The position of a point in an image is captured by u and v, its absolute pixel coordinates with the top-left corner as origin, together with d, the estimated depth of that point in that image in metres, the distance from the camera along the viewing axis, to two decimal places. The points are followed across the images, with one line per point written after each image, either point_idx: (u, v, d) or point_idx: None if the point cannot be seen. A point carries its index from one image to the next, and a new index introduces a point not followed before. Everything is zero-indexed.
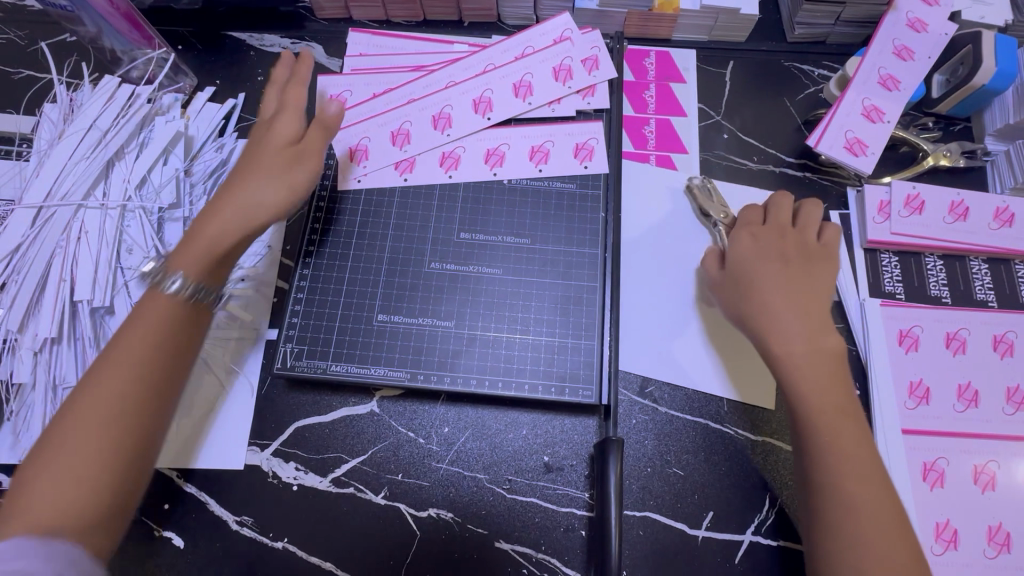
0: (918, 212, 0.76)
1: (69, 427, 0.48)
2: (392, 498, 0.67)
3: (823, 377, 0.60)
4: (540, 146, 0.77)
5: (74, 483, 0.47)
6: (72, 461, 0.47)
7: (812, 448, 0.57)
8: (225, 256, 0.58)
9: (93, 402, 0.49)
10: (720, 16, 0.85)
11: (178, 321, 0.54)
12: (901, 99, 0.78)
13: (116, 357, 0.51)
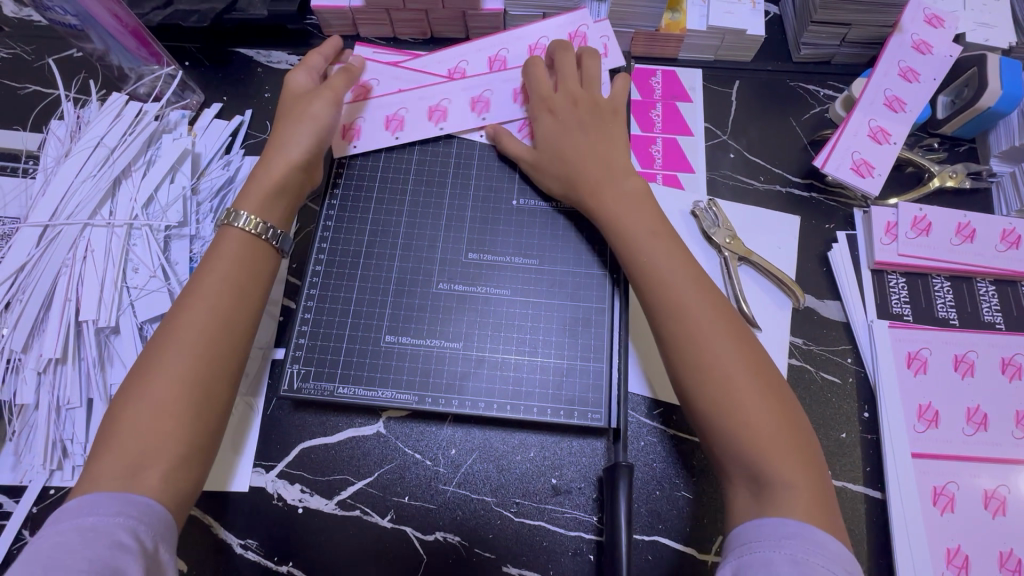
0: (925, 234, 0.76)
1: (144, 400, 0.53)
2: (399, 521, 0.67)
3: (706, 325, 0.57)
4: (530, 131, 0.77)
5: (155, 445, 0.51)
6: (150, 427, 0.52)
7: (712, 388, 0.55)
8: (280, 191, 0.66)
9: (162, 377, 0.53)
10: (725, 38, 0.85)
11: (202, 328, 0.57)
12: (907, 120, 0.78)
13: (176, 342, 0.55)
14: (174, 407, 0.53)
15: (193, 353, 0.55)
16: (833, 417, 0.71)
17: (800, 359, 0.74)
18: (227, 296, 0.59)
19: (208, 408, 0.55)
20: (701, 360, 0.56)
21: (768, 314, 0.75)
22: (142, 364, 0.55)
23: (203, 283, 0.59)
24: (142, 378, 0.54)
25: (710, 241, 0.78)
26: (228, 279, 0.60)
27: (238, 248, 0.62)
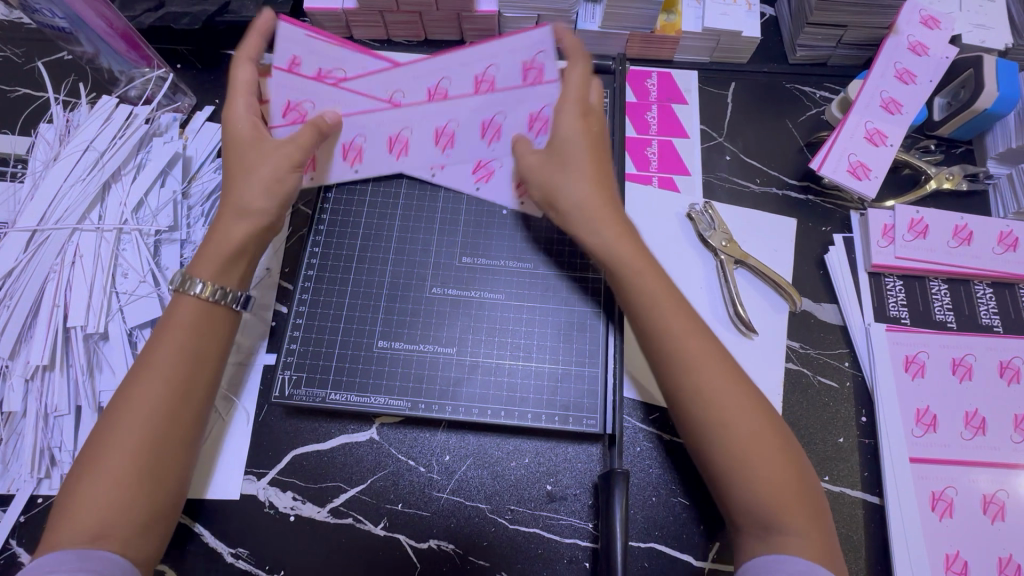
0: (922, 236, 0.75)
1: (96, 473, 0.52)
2: (392, 529, 0.66)
3: (705, 374, 0.54)
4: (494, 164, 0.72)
5: (107, 519, 0.51)
6: (102, 500, 0.51)
7: (721, 442, 0.53)
8: (233, 260, 0.62)
9: (120, 439, 0.53)
10: (722, 39, 0.85)
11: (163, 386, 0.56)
12: (903, 123, 0.78)
13: (130, 411, 0.54)
14: (128, 479, 0.52)
15: (147, 425, 0.54)
16: (830, 421, 0.71)
17: (797, 363, 0.73)
18: (183, 363, 0.57)
19: (164, 476, 0.54)
20: (702, 408, 0.54)
21: (765, 318, 0.75)
22: (96, 432, 0.54)
23: (159, 345, 0.57)
24: (96, 449, 0.53)
25: (706, 244, 0.77)
26: (185, 343, 0.58)
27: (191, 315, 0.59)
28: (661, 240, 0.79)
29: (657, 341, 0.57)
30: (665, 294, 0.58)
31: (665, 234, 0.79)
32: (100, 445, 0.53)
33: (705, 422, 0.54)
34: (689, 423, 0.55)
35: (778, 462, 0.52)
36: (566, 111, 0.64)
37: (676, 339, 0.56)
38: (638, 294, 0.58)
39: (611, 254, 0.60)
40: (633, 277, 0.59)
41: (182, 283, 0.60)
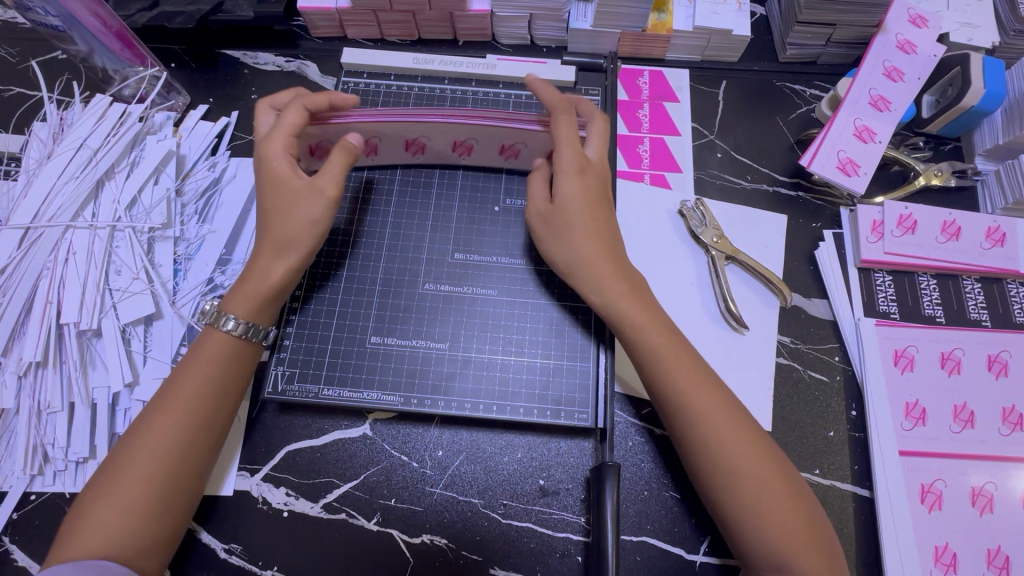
0: (911, 232, 0.76)
1: (112, 497, 0.53)
2: (385, 524, 0.66)
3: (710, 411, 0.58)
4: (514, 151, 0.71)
5: (117, 541, 0.52)
6: (114, 520, 0.53)
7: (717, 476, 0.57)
8: (275, 297, 0.63)
9: (139, 460, 0.55)
10: (712, 38, 0.85)
11: (184, 415, 0.57)
12: (891, 120, 0.79)
13: (152, 439, 0.56)
14: (141, 505, 0.54)
15: (166, 455, 0.56)
16: (821, 415, 0.71)
17: (788, 358, 0.74)
18: (207, 398, 0.58)
19: (173, 503, 0.56)
20: (716, 458, 0.57)
21: (756, 313, 0.75)
22: (117, 452, 0.56)
23: (184, 376, 0.59)
24: (114, 473, 0.55)
25: (697, 241, 0.78)
26: (212, 377, 0.59)
27: (222, 350, 0.60)
28: (653, 237, 0.79)
29: (668, 393, 0.60)
30: (673, 348, 0.61)
31: (657, 230, 0.80)
32: (119, 467, 0.55)
33: (716, 470, 0.57)
34: (701, 471, 0.58)
35: (789, 508, 0.55)
36: (563, 171, 0.64)
37: (690, 394, 0.59)
38: (651, 348, 0.61)
39: (617, 311, 0.62)
40: (644, 331, 0.61)
41: (215, 318, 0.61)
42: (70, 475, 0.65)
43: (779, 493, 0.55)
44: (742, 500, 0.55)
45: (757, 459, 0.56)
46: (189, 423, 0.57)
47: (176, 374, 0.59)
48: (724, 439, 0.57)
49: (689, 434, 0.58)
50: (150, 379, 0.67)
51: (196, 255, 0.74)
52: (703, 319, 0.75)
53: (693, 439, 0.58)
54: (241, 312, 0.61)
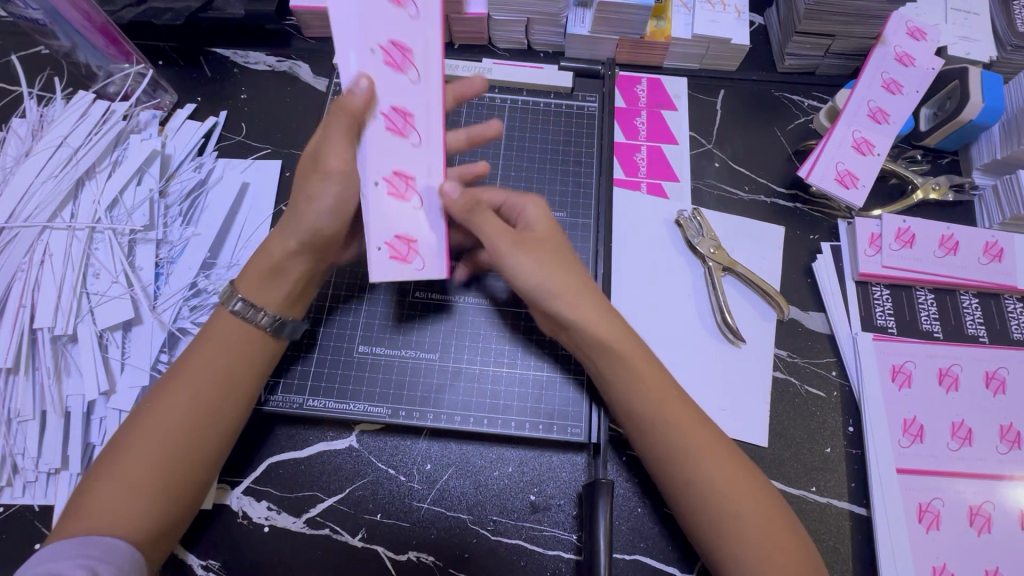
0: (909, 246, 0.75)
1: (114, 474, 0.51)
2: (370, 540, 0.64)
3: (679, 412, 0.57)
4: (406, 237, 0.55)
5: (122, 518, 0.50)
6: (119, 497, 0.51)
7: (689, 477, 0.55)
8: (277, 273, 0.58)
9: (144, 438, 0.53)
10: (711, 46, 0.85)
11: (189, 394, 0.55)
12: (891, 132, 0.78)
13: (159, 417, 0.54)
14: (150, 484, 0.52)
15: (174, 434, 0.53)
16: (818, 432, 0.70)
17: (785, 372, 0.72)
18: (217, 380, 0.56)
19: (181, 486, 0.54)
20: (677, 465, 0.56)
21: (753, 326, 0.74)
22: (125, 432, 0.54)
23: (198, 357, 0.57)
24: (121, 451, 0.52)
25: (694, 251, 0.77)
26: (228, 359, 0.57)
27: (235, 333, 0.58)
28: (649, 248, 0.78)
29: (636, 394, 0.58)
30: (639, 352, 0.59)
31: (653, 240, 0.78)
32: (123, 444, 0.53)
33: (684, 479, 0.56)
34: (668, 478, 0.57)
35: (757, 511, 0.54)
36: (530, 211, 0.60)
37: (652, 400, 0.57)
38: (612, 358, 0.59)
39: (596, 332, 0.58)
40: (619, 349, 0.58)
41: (223, 297, 0.59)
42: (42, 486, 0.63)
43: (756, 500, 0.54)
44: (708, 509, 0.55)
45: (726, 468, 0.55)
46: (195, 404, 0.55)
47: (186, 356, 0.57)
48: (689, 445, 0.56)
49: (656, 446, 0.57)
50: (128, 388, 0.65)
51: (180, 257, 0.71)
52: (698, 331, 0.74)
53: (656, 449, 0.57)
54: (248, 294, 0.59)
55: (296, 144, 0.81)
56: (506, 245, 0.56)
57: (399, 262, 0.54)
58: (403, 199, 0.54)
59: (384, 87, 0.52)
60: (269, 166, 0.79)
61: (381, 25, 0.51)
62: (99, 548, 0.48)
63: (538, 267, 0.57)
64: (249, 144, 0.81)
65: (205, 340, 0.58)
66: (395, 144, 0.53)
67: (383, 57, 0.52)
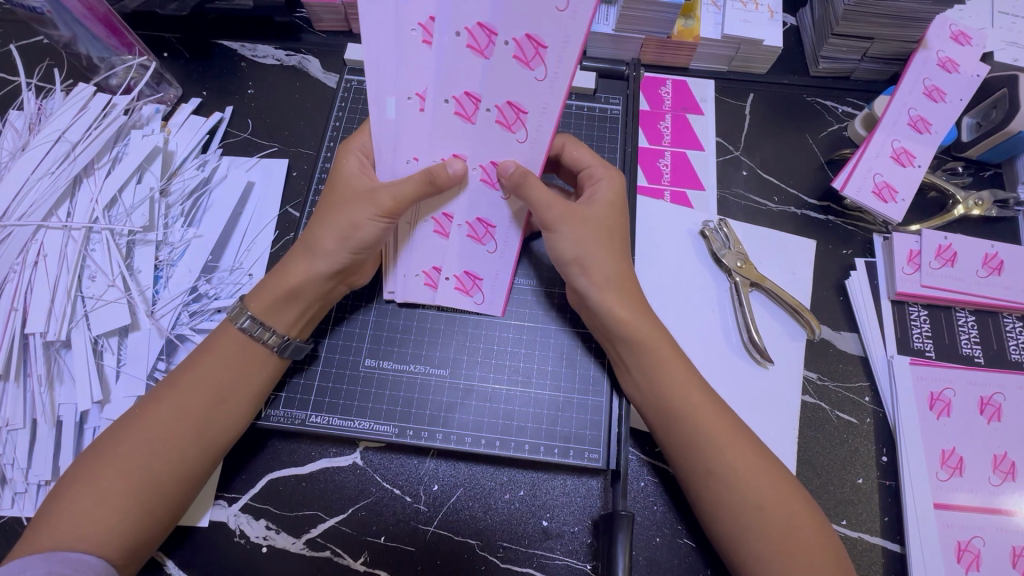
0: (950, 264, 0.71)
1: (89, 485, 0.48)
2: (374, 564, 0.60)
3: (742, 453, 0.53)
4: (464, 273, 0.63)
5: (91, 533, 0.47)
6: (92, 508, 0.48)
7: (740, 521, 0.51)
8: (290, 295, 0.57)
9: (124, 449, 0.50)
10: (741, 47, 0.80)
11: (176, 406, 0.52)
12: (932, 143, 0.74)
13: (143, 428, 0.51)
14: (126, 499, 0.49)
15: (158, 448, 0.50)
16: (848, 460, 0.66)
17: (814, 396, 0.68)
18: (208, 394, 0.53)
19: (159, 505, 0.50)
20: (719, 486, 0.52)
21: (781, 346, 0.70)
22: (108, 440, 0.51)
23: (194, 369, 0.54)
24: (96, 460, 0.50)
25: (720, 264, 0.73)
26: (223, 373, 0.54)
27: (243, 353, 0.56)
28: (672, 260, 0.74)
29: (688, 429, 0.54)
30: (676, 363, 0.57)
31: (676, 252, 0.74)
32: (102, 455, 0.50)
33: (734, 502, 0.52)
34: (706, 499, 0.53)
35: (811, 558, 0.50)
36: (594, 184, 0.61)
37: (694, 415, 0.55)
38: (654, 367, 0.57)
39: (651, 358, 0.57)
40: (669, 380, 0.56)
41: (233, 313, 0.57)
42: (30, 499, 0.60)
43: (805, 524, 0.51)
44: (762, 534, 0.51)
45: (776, 489, 0.52)
46: (182, 417, 0.52)
47: (179, 367, 0.55)
48: (732, 464, 0.53)
49: (696, 466, 0.54)
50: (123, 398, 0.61)
51: (181, 260, 0.68)
52: (723, 349, 0.70)
53: (696, 468, 0.54)
54: (256, 311, 0.56)
55: (304, 142, 0.77)
56: (551, 217, 0.57)
57: (463, 295, 0.63)
58: (478, 243, 0.61)
59: (498, 143, 0.55)
60: (275, 165, 0.75)
61: (499, 85, 0.51)
62: (69, 564, 0.45)
63: (576, 238, 0.58)
64: (255, 141, 0.77)
65: (201, 351, 0.56)
66: (486, 193, 0.58)
67: (496, 116, 0.53)
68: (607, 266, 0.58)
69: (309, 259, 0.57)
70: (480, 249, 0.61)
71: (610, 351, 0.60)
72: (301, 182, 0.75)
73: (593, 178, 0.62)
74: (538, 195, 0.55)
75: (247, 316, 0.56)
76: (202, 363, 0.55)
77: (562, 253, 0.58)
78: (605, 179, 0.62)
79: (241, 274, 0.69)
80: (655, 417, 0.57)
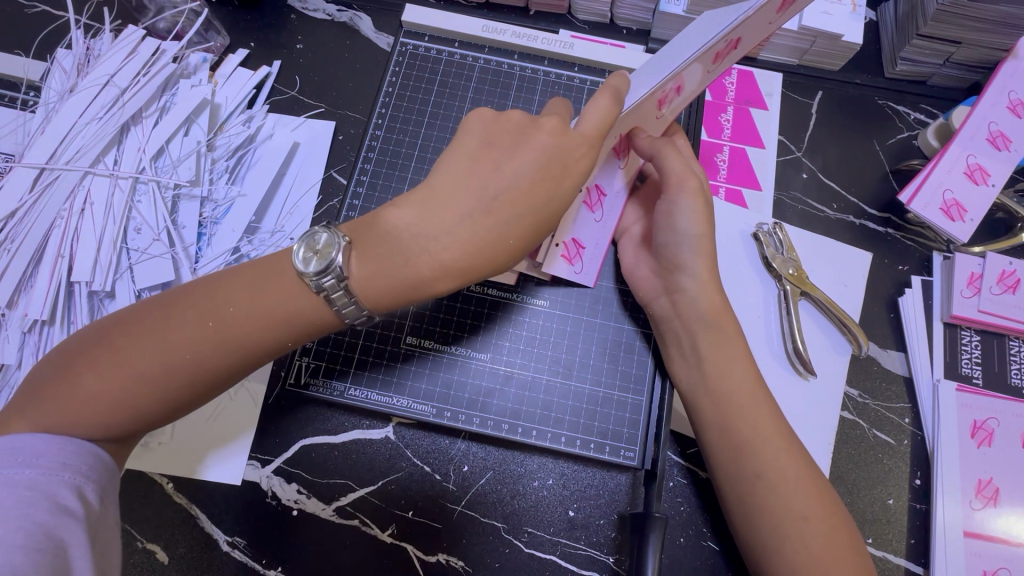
0: (1011, 291, 0.68)
1: (100, 373, 0.43)
2: (400, 537, 0.62)
3: (784, 471, 0.53)
4: (570, 241, 0.61)
5: (92, 425, 0.43)
6: (99, 401, 0.43)
7: (774, 533, 0.51)
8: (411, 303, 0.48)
9: (142, 349, 0.43)
10: (817, 40, 0.75)
11: (201, 329, 0.44)
12: (1011, 161, 0.70)
13: (168, 334, 0.43)
14: (136, 402, 0.43)
15: (174, 364, 0.43)
16: (880, 480, 0.66)
17: (853, 413, 0.67)
18: (238, 322, 0.44)
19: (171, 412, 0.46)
20: (760, 500, 0.52)
21: (825, 359, 0.68)
22: (133, 332, 0.44)
23: (243, 285, 0.45)
24: (115, 347, 0.43)
25: (769, 268, 0.71)
26: (272, 310, 0.44)
27: (313, 313, 0.45)
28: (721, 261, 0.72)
29: (730, 437, 0.54)
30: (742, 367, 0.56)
31: (726, 252, 0.72)
32: (123, 344, 0.43)
33: (764, 518, 0.52)
34: (742, 513, 0.53)
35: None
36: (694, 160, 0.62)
37: (741, 428, 0.54)
38: (715, 373, 0.56)
39: (722, 359, 0.56)
40: (732, 383, 0.55)
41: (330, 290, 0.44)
42: None
43: (841, 543, 0.51)
44: (796, 557, 0.50)
45: (815, 515, 0.51)
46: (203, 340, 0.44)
47: (229, 278, 0.46)
48: (776, 481, 0.52)
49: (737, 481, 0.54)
50: None
51: (224, 217, 0.67)
52: (764, 357, 0.68)
53: (739, 480, 0.54)
54: (367, 301, 0.45)
55: (351, 105, 0.75)
56: (673, 183, 0.56)
57: (565, 263, 0.61)
58: (589, 210, 0.61)
59: (646, 115, 0.54)
60: (322, 127, 0.73)
61: (689, 76, 0.50)
62: (82, 460, 0.42)
63: (696, 213, 0.56)
64: (303, 100, 0.75)
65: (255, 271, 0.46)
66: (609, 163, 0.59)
67: (663, 98, 0.52)
68: (710, 258, 0.57)
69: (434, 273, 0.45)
70: (591, 211, 0.61)
71: (673, 346, 0.59)
72: (347, 148, 0.73)
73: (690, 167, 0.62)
74: (669, 160, 0.55)
75: (337, 288, 0.44)
76: (249, 288, 0.45)
77: (680, 226, 0.57)
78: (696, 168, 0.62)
79: (283, 237, 0.68)
80: (706, 424, 0.56)
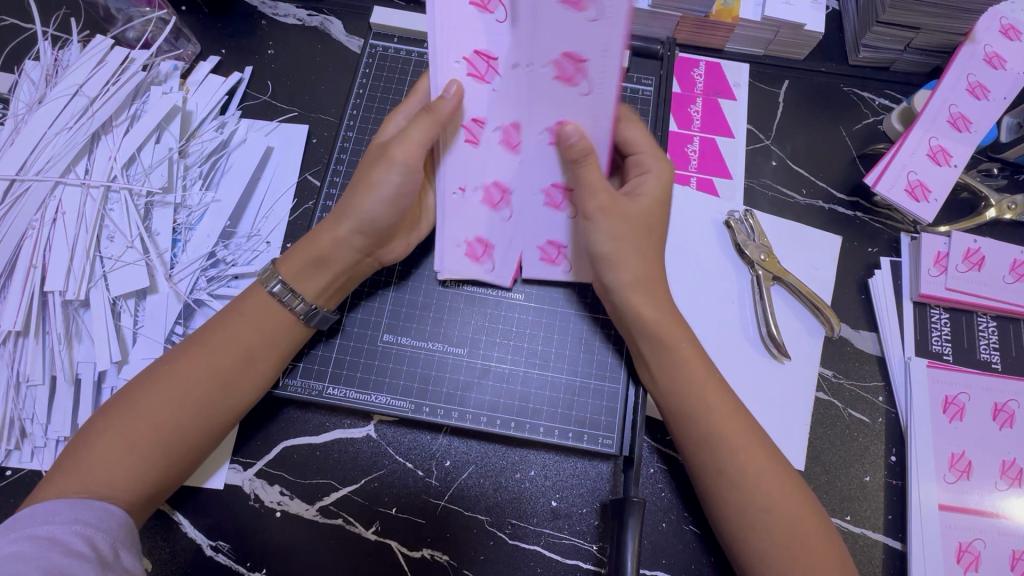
0: (977, 268, 0.70)
1: (116, 431, 0.50)
2: (384, 534, 0.62)
3: (753, 453, 0.54)
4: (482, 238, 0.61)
5: (117, 480, 0.48)
6: (120, 452, 0.49)
7: (743, 516, 0.53)
8: (320, 263, 0.56)
9: (154, 398, 0.51)
10: (781, 31, 0.77)
11: (200, 368, 0.52)
12: (971, 141, 0.71)
13: (173, 379, 0.52)
14: (154, 448, 0.50)
15: (186, 405, 0.51)
16: (856, 458, 0.67)
17: (829, 394, 0.69)
18: (234, 354, 0.54)
19: (188, 451, 0.52)
20: (726, 485, 0.53)
21: (798, 342, 0.69)
22: (140, 390, 0.51)
23: (229, 327, 0.55)
24: (127, 407, 0.51)
25: (741, 254, 0.71)
26: (260, 336, 0.55)
27: (275, 317, 0.56)
28: (694, 251, 0.73)
29: (695, 427, 0.55)
30: (698, 365, 0.57)
31: (699, 241, 0.73)
32: (134, 402, 0.51)
33: (733, 500, 0.53)
34: (716, 498, 0.54)
35: (809, 555, 0.51)
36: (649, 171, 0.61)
37: (709, 415, 0.55)
38: (673, 365, 0.57)
39: (674, 354, 0.57)
40: (692, 372, 0.56)
41: (263, 276, 0.57)
42: (49, 453, 0.60)
43: (806, 521, 0.52)
44: (764, 537, 0.52)
45: (781, 494, 0.53)
46: (207, 379, 0.52)
47: (214, 323, 0.55)
48: (744, 464, 0.53)
49: (705, 465, 0.55)
50: (140, 359, 0.62)
51: (199, 223, 0.67)
52: (738, 341, 0.69)
53: (706, 466, 0.54)
54: (289, 277, 0.56)
55: (324, 108, 0.75)
56: (592, 206, 0.55)
57: (549, 265, 0.63)
58: (492, 208, 0.59)
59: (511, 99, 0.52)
60: (295, 131, 0.73)
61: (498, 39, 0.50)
62: (95, 515, 0.46)
63: (612, 235, 0.56)
64: (275, 105, 0.75)
65: (235, 313, 0.55)
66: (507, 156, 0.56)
67: (467, 68, 0.51)
68: (637, 268, 0.57)
69: (336, 224, 0.56)
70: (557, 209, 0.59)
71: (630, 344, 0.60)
72: (320, 150, 0.74)
73: (642, 166, 0.61)
74: (589, 177, 0.54)
75: (278, 278, 0.56)
76: (234, 328, 0.55)
77: (602, 251, 0.57)
78: (653, 169, 0.61)
79: (259, 241, 0.69)
80: (671, 416, 0.57)
